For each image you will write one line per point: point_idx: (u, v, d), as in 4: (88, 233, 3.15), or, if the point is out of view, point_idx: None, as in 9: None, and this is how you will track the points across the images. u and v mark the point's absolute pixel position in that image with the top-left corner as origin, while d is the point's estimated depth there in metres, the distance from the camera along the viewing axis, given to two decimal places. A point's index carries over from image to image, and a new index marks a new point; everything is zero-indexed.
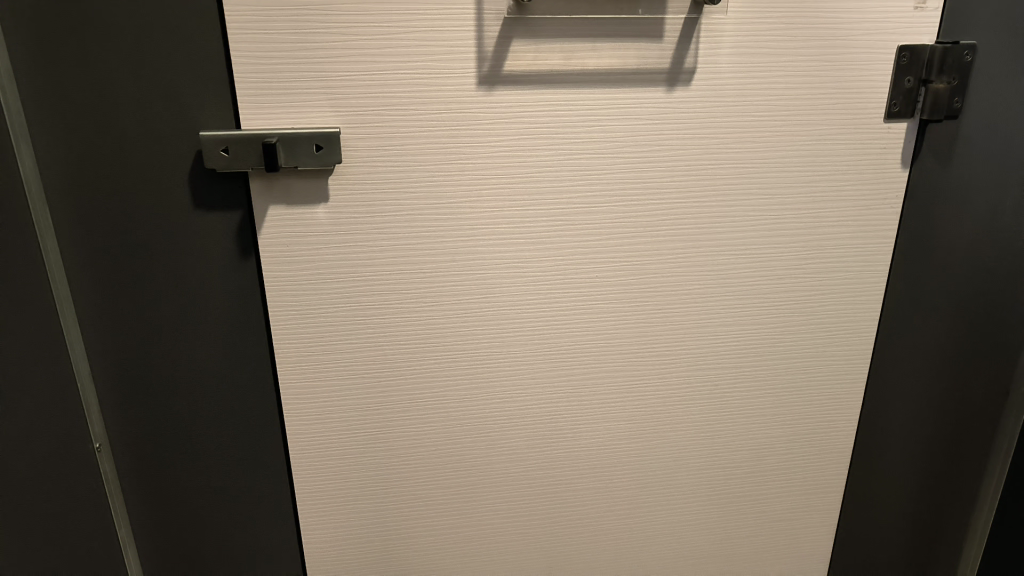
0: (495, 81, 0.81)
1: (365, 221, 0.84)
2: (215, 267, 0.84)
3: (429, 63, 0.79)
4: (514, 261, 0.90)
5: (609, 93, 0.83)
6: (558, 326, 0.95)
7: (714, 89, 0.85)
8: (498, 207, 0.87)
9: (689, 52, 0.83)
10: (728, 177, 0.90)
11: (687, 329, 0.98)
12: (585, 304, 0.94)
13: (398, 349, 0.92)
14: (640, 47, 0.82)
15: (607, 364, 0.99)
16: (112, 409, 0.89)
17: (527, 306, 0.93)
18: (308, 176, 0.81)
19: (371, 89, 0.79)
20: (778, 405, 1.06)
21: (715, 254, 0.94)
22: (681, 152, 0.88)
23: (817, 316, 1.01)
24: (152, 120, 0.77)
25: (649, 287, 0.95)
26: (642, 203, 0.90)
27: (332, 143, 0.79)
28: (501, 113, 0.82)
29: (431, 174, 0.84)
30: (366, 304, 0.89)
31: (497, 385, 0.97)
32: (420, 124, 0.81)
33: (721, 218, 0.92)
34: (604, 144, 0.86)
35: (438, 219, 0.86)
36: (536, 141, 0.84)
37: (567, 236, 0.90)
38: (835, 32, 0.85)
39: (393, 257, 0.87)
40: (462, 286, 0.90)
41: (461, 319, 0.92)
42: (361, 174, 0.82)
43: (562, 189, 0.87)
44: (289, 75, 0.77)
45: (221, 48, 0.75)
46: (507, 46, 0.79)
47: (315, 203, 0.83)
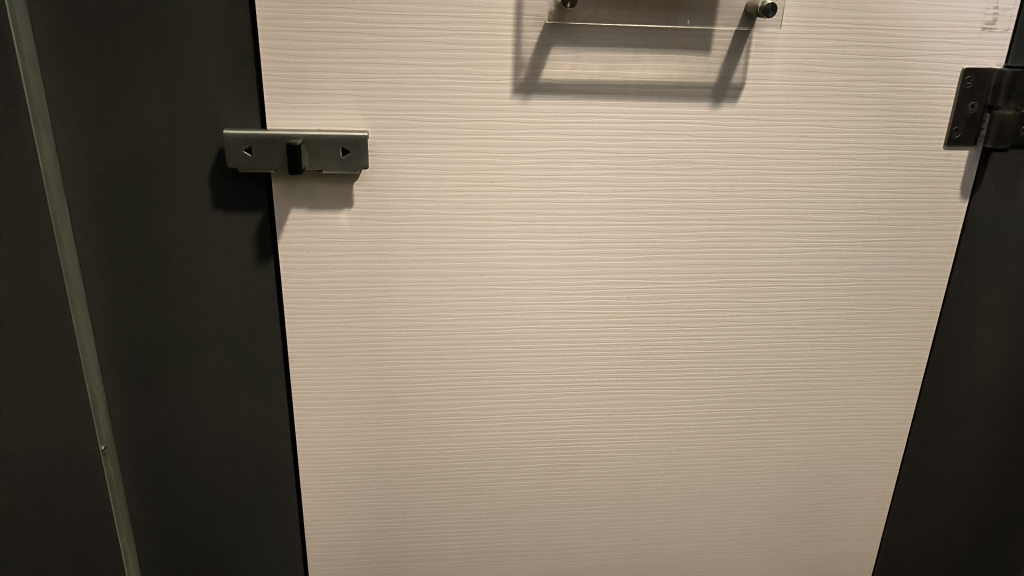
0: (532, 90, 0.77)
1: (388, 228, 0.81)
2: (233, 271, 0.81)
3: (463, 68, 0.75)
4: (541, 278, 0.86)
5: (650, 107, 0.79)
6: (584, 349, 0.90)
7: (762, 107, 0.81)
8: (528, 221, 0.83)
9: (738, 67, 0.79)
10: (771, 200, 0.85)
11: (721, 359, 0.93)
12: (613, 328, 0.90)
13: (415, 364, 0.88)
14: (686, 60, 0.78)
15: (634, 391, 0.94)
16: (120, 411, 0.87)
17: (553, 326, 0.89)
18: (332, 180, 0.78)
19: (401, 92, 0.76)
20: (815, 444, 1.00)
21: (754, 281, 0.89)
22: (723, 171, 0.83)
23: (860, 352, 0.95)
24: (176, 115, 0.75)
25: (681, 312, 0.90)
26: (678, 224, 0.85)
27: (358, 147, 0.76)
28: (536, 123, 0.78)
29: (459, 184, 0.80)
30: (385, 315, 0.85)
31: (517, 407, 0.92)
32: (451, 131, 0.78)
33: (762, 244, 0.87)
34: (643, 160, 0.81)
35: (464, 231, 0.82)
36: (570, 154, 0.80)
37: (598, 255, 0.85)
38: (896, 52, 0.80)
39: (415, 269, 0.83)
40: (485, 302, 0.86)
41: (483, 337, 0.88)
42: (386, 180, 0.79)
43: (596, 205, 0.83)
44: (317, 74, 0.74)
45: (250, 45, 0.73)
46: (546, 52, 0.76)
47: (338, 208, 0.79)
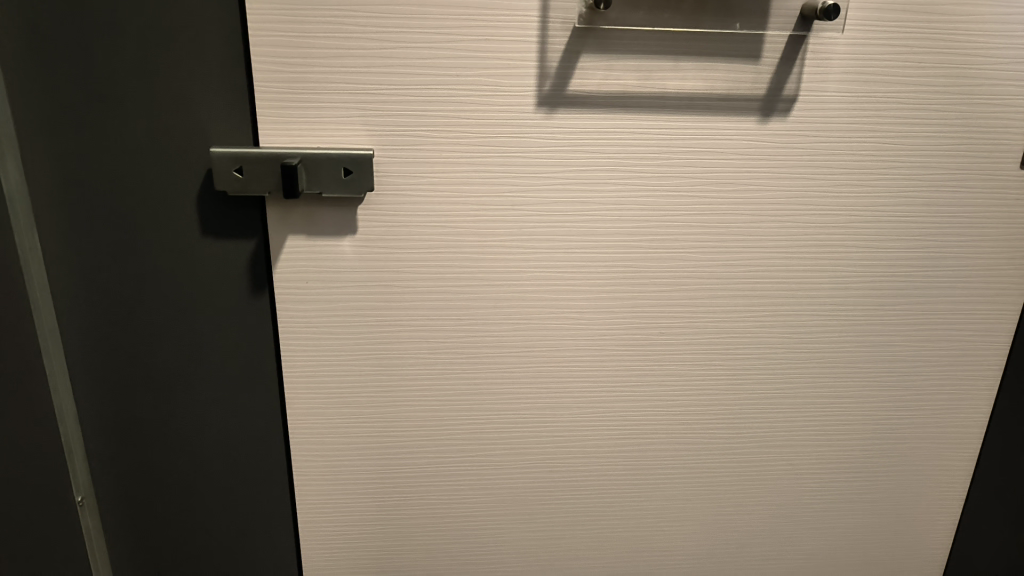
0: (559, 103, 0.68)
1: (396, 256, 0.73)
2: (224, 304, 0.73)
3: (481, 77, 0.67)
4: (565, 311, 0.77)
5: (690, 122, 0.70)
6: (611, 388, 0.81)
7: (817, 121, 0.72)
8: (551, 249, 0.74)
9: (791, 77, 0.70)
10: (823, 225, 0.76)
11: (763, 399, 0.84)
12: (645, 366, 0.81)
13: (426, 405, 0.80)
14: (733, 68, 0.69)
15: (667, 435, 0.85)
16: (99, 456, 0.78)
17: (578, 364, 0.80)
18: (333, 205, 0.70)
19: (411, 105, 0.67)
20: (866, 492, 0.90)
21: (802, 314, 0.80)
22: (770, 194, 0.74)
23: (917, 391, 0.85)
24: (159, 132, 0.66)
25: (721, 348, 0.81)
26: (719, 251, 0.76)
27: (363, 167, 0.68)
28: (562, 139, 0.70)
29: (474, 208, 0.72)
30: (391, 352, 0.77)
31: (538, 451, 0.84)
32: (466, 149, 0.69)
33: (812, 273, 0.78)
34: (682, 181, 0.73)
35: (480, 260, 0.74)
36: (599, 174, 0.71)
37: (629, 286, 0.77)
38: (969, 60, 0.70)
39: (425, 302, 0.75)
40: (503, 338, 0.78)
41: (499, 376, 0.79)
42: (393, 204, 0.71)
43: (627, 231, 0.74)
44: (316, 85, 0.66)
45: (241, 53, 0.64)
46: (574, 61, 0.67)
47: (340, 235, 0.71)
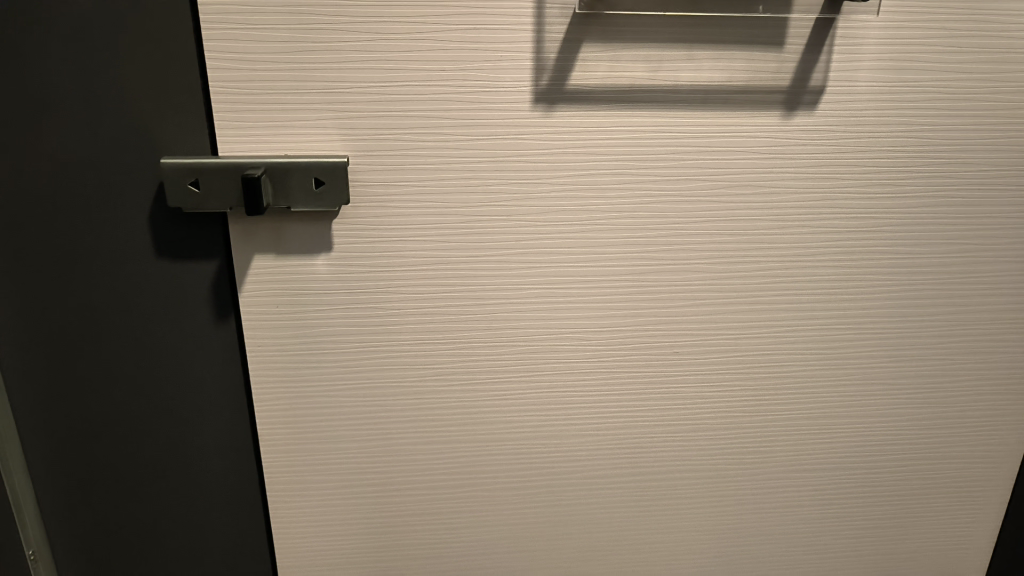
0: (558, 99, 0.60)
1: (378, 275, 0.65)
2: (183, 333, 0.65)
3: (468, 72, 0.59)
4: (568, 331, 0.69)
5: (706, 118, 0.62)
6: (620, 413, 0.74)
7: (846, 115, 0.64)
8: (551, 263, 0.66)
9: (818, 65, 0.62)
10: (851, 230, 0.69)
11: (786, 420, 0.77)
12: (657, 388, 0.73)
13: (416, 438, 0.72)
14: (753, 57, 0.61)
15: (682, 461, 0.77)
16: (51, 506, 0.70)
17: (583, 389, 0.72)
18: (304, 220, 0.62)
19: (390, 105, 0.59)
20: (896, 515, 0.84)
21: (828, 327, 0.73)
22: (794, 196, 0.66)
23: (951, 407, 0.78)
24: (102, 142, 0.58)
25: (740, 366, 0.73)
26: (737, 260, 0.68)
27: (337, 177, 0.59)
28: (563, 140, 0.62)
29: (464, 220, 0.64)
30: (375, 381, 0.69)
31: (541, 483, 0.76)
32: (454, 153, 0.61)
33: (839, 282, 0.71)
34: (696, 185, 0.65)
35: (471, 276, 0.66)
36: (604, 179, 0.64)
37: (638, 301, 0.69)
38: (1014, 44, 0.63)
39: (411, 324, 0.67)
40: (499, 362, 0.70)
41: (497, 403, 0.72)
42: (372, 217, 0.62)
43: (635, 241, 0.66)
44: (280, 84, 0.57)
45: (193, 50, 0.56)
46: (574, 51, 0.59)
47: (313, 253, 0.63)
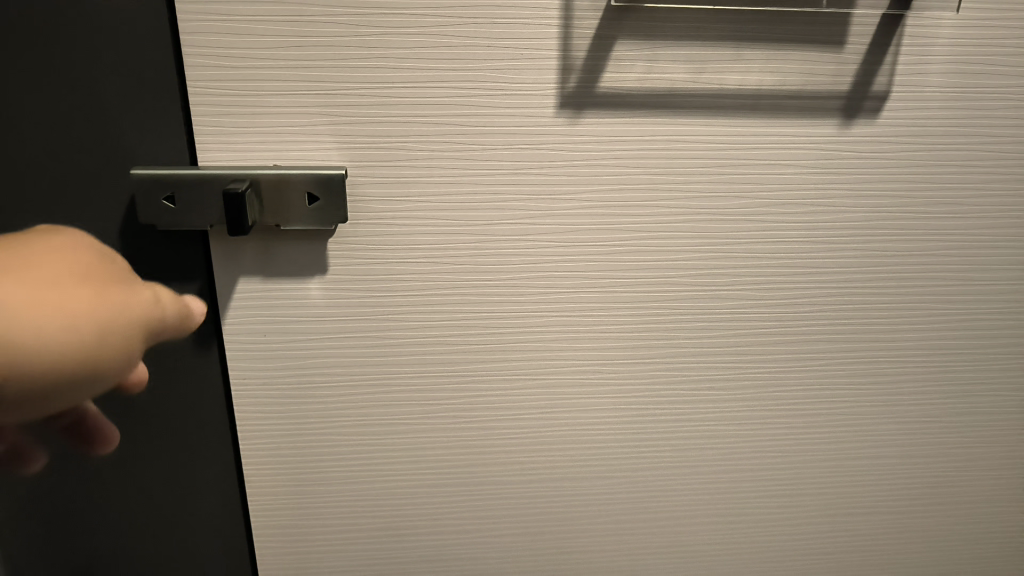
0: (586, 105, 0.53)
1: (378, 301, 0.57)
2: (158, 364, 0.57)
3: (484, 72, 0.51)
4: (591, 363, 0.62)
5: (753, 127, 0.55)
6: (647, 452, 0.66)
7: (911, 124, 0.56)
8: (575, 288, 0.59)
9: (882, 67, 0.54)
10: (911, 254, 0.61)
11: (830, 460, 0.69)
12: (688, 426, 0.66)
13: (420, 479, 0.65)
14: (810, 57, 0.53)
15: (713, 505, 0.70)
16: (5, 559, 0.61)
17: (606, 427, 0.65)
18: (296, 238, 0.54)
19: (394, 110, 0.51)
20: (945, 563, 0.76)
21: (880, 360, 0.65)
22: (850, 215, 0.59)
23: (1011, 447, 0.71)
24: (62, 156, 0.50)
25: (781, 403, 0.66)
26: (783, 287, 0.61)
27: (333, 192, 0.52)
28: (591, 151, 0.54)
29: (477, 240, 0.56)
30: (375, 417, 0.62)
31: (558, 529, 0.69)
32: (466, 165, 0.54)
33: (894, 311, 0.63)
34: (739, 203, 0.57)
35: (484, 303, 0.59)
36: (636, 195, 0.56)
37: (670, 331, 0.62)
38: None
39: (416, 355, 0.60)
40: (514, 396, 0.62)
41: (510, 441, 0.64)
42: (373, 236, 0.55)
43: (670, 264, 0.59)
44: (269, 85, 0.50)
45: (168, 51, 0.49)
46: (607, 49, 0.51)
47: (307, 276, 0.56)
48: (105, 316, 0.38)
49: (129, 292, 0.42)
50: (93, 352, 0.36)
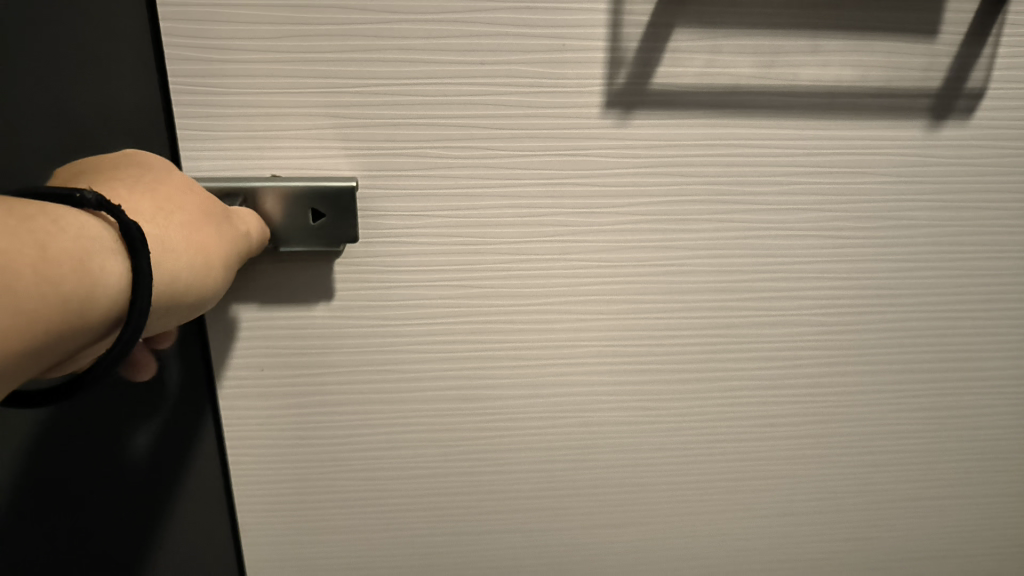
0: (636, 104, 0.45)
1: (392, 330, 0.50)
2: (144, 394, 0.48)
3: (518, 66, 0.43)
4: (633, 398, 0.55)
5: (826, 130, 0.47)
6: (692, 494, 0.59)
7: (1006, 127, 0.49)
8: (617, 314, 0.51)
9: (979, 62, 0.47)
10: (997, 274, 0.54)
11: (893, 501, 0.62)
12: (740, 466, 0.58)
13: (437, 527, 0.57)
14: (897, 49, 0.46)
15: (763, 550, 0.62)
16: None
17: (648, 467, 0.57)
18: (300, 259, 0.47)
19: (412, 112, 0.44)
20: None
21: (956, 392, 0.58)
22: (932, 231, 0.51)
23: None
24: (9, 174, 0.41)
25: (844, 440, 0.59)
26: (851, 311, 0.53)
27: (339, 206, 0.44)
28: (640, 157, 0.47)
29: (506, 260, 0.49)
30: (387, 460, 0.54)
31: None
32: (494, 176, 0.46)
33: (975, 338, 0.56)
34: (807, 217, 0.50)
35: (513, 332, 0.51)
36: (691, 207, 0.48)
37: (723, 362, 0.54)
38: None
39: (434, 390, 0.52)
40: (545, 436, 0.55)
41: (539, 484, 0.57)
42: (385, 256, 0.47)
43: (726, 285, 0.51)
44: (265, 83, 0.42)
45: (145, 45, 0.40)
46: (662, 39, 0.44)
47: (312, 301, 0.48)
48: (217, 253, 0.36)
49: (229, 219, 0.39)
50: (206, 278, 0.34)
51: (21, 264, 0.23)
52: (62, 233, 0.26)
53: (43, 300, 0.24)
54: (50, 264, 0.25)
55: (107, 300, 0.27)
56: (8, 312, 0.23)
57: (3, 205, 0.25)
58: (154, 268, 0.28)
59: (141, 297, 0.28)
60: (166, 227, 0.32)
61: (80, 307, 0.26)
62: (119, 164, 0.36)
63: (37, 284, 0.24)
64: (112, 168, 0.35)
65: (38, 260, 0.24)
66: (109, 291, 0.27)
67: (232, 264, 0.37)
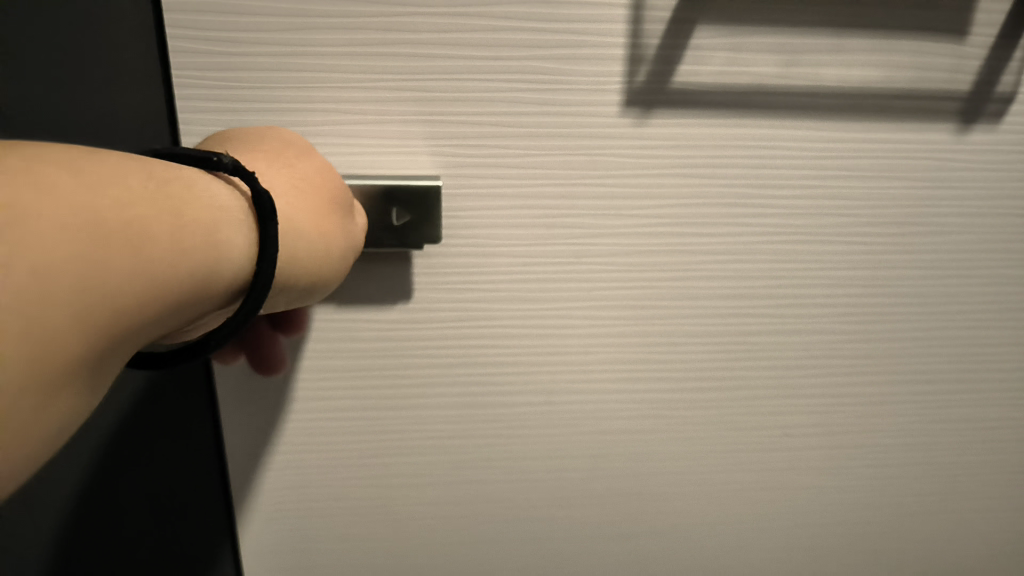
0: (656, 103, 0.44)
1: (400, 333, 0.48)
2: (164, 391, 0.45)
3: (534, 62, 0.42)
4: (646, 406, 0.53)
5: (852, 133, 0.46)
6: (705, 506, 0.57)
7: None
8: (631, 319, 0.50)
9: (1011, 65, 0.45)
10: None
11: (911, 515, 0.60)
12: (755, 478, 0.57)
13: (443, 537, 0.55)
14: (926, 50, 0.44)
15: (778, 564, 0.61)
16: None
17: (661, 478, 0.56)
18: (374, 259, 0.46)
19: (424, 108, 0.42)
20: None
21: (978, 405, 0.56)
22: (957, 238, 0.50)
23: None
24: None
25: (862, 452, 0.57)
26: (873, 320, 0.52)
27: (424, 208, 0.43)
28: (659, 158, 0.45)
29: (518, 263, 0.47)
30: (393, 467, 0.52)
31: None
32: (507, 176, 0.45)
33: (999, 349, 0.54)
34: (830, 221, 0.48)
35: (524, 337, 0.49)
36: (710, 211, 0.47)
37: (740, 371, 0.52)
38: None
39: (442, 397, 0.50)
40: (556, 444, 0.53)
41: (549, 494, 0.55)
42: (395, 257, 0.46)
43: (745, 292, 0.50)
44: (272, 77, 0.41)
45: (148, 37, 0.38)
46: (684, 36, 0.42)
47: (387, 302, 0.47)
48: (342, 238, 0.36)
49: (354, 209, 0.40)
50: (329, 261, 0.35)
51: (160, 228, 0.24)
52: (195, 202, 0.27)
53: (179, 268, 0.25)
54: (184, 233, 0.26)
55: (234, 269, 0.28)
56: (150, 274, 0.24)
57: (147, 168, 0.26)
58: (276, 242, 0.29)
59: (267, 265, 0.29)
60: (297, 204, 0.33)
61: (209, 274, 0.27)
62: (270, 134, 0.37)
63: (171, 251, 0.25)
64: (260, 139, 0.36)
65: (175, 226, 0.25)
66: (239, 259, 0.29)
67: (349, 255, 0.37)
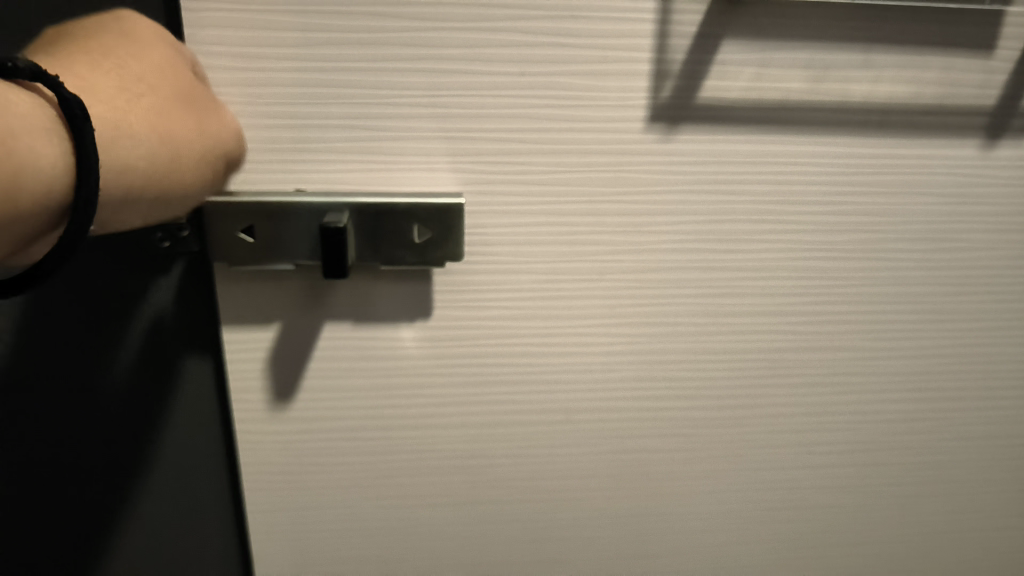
0: (682, 119, 0.43)
1: (419, 352, 0.47)
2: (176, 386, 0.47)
3: (559, 78, 0.41)
4: (669, 425, 0.52)
5: (878, 148, 0.45)
6: (727, 524, 0.56)
7: None
8: (654, 336, 0.49)
9: None
10: None
11: (935, 534, 0.59)
12: (778, 497, 0.56)
13: (461, 558, 0.54)
14: (952, 66, 0.44)
15: None
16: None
17: (682, 496, 0.55)
18: (392, 277, 0.45)
19: (448, 125, 0.42)
20: None
21: (1002, 422, 0.55)
22: (983, 254, 0.49)
23: None
24: None
25: (885, 469, 0.56)
26: (897, 336, 0.51)
27: (445, 225, 0.43)
28: (685, 174, 0.45)
29: (541, 281, 0.46)
30: (410, 487, 0.51)
31: None
32: (531, 192, 0.44)
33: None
34: (856, 236, 0.48)
35: (545, 355, 0.49)
36: (735, 227, 0.46)
37: (763, 388, 0.52)
38: None
39: (461, 416, 0.50)
40: (576, 463, 0.52)
41: (569, 514, 0.54)
42: (416, 275, 0.45)
43: (769, 308, 0.49)
44: (295, 94, 0.40)
45: None
46: (710, 52, 0.42)
47: (405, 320, 0.46)
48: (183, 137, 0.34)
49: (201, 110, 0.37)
50: (174, 162, 0.34)
51: None
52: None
53: None
54: None
55: (44, 180, 0.27)
56: None
57: None
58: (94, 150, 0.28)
59: (85, 181, 0.28)
60: (122, 107, 0.31)
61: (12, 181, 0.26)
62: (103, 27, 0.34)
63: None
64: (94, 31, 0.34)
65: None
66: (51, 171, 0.27)
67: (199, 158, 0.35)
